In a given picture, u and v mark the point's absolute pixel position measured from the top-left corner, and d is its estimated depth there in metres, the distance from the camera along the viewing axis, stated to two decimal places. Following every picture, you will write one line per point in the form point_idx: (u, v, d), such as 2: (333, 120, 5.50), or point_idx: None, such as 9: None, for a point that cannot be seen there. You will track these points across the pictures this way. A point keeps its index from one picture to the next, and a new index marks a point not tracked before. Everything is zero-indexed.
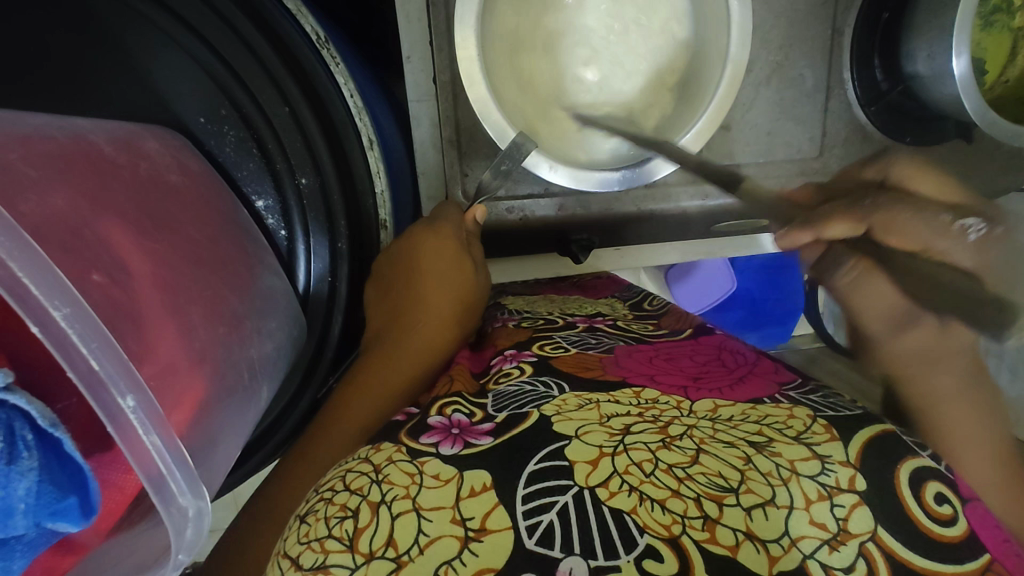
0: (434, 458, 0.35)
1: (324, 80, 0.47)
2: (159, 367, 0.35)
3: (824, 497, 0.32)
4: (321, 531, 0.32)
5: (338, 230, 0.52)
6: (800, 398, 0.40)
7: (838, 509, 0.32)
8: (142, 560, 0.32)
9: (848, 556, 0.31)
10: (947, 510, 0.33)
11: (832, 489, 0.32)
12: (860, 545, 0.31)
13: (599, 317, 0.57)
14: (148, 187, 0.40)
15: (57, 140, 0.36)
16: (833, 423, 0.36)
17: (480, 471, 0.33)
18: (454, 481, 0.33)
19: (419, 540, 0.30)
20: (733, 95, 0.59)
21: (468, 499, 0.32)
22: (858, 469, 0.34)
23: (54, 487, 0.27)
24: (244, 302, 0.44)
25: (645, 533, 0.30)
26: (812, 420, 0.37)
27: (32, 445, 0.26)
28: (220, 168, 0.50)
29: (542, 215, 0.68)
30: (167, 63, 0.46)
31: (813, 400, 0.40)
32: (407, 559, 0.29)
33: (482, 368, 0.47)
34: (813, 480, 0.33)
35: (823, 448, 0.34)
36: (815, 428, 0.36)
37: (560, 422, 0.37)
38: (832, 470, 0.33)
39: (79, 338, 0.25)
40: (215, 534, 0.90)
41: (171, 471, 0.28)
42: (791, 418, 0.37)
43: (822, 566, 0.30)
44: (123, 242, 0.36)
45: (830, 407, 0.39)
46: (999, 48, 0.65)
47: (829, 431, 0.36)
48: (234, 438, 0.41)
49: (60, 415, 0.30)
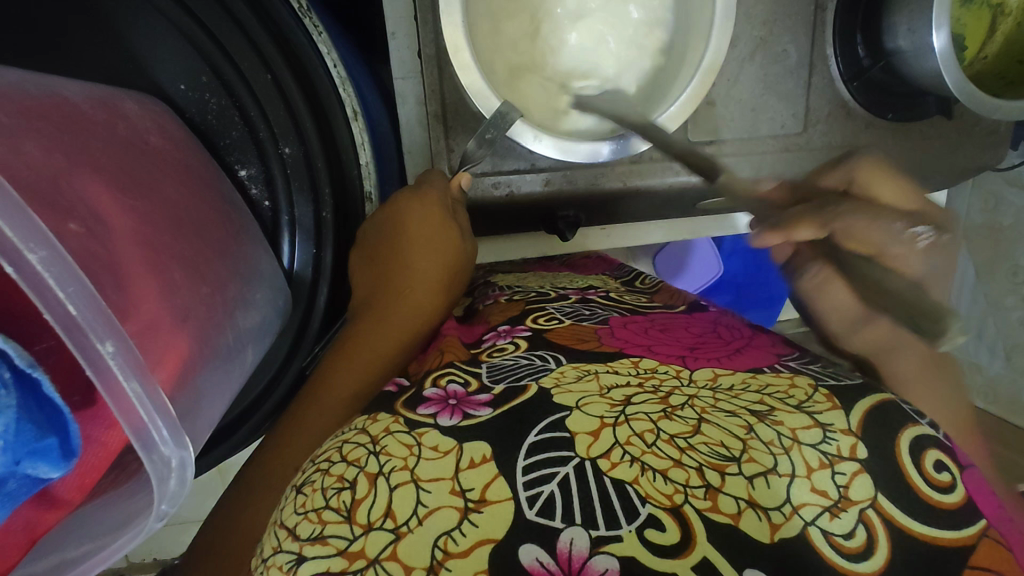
0: (432, 429, 0.35)
1: (306, 47, 0.46)
2: (142, 324, 0.35)
3: (825, 465, 0.32)
4: (318, 501, 0.31)
5: (322, 199, 0.51)
6: (800, 367, 0.40)
7: (840, 477, 0.32)
8: (127, 515, 0.32)
9: (848, 523, 0.31)
10: (946, 478, 0.33)
11: (833, 458, 0.32)
12: (860, 512, 0.31)
13: (591, 289, 0.57)
14: (126, 146, 0.40)
15: (36, 96, 0.36)
16: (834, 392, 0.36)
17: (481, 443, 0.33)
18: (454, 453, 0.33)
19: (418, 511, 0.30)
20: (708, 83, 0.60)
21: (468, 470, 0.32)
22: (859, 437, 0.33)
23: (33, 425, 0.27)
24: (228, 267, 0.44)
25: (646, 503, 0.30)
26: (813, 389, 0.37)
27: (9, 383, 0.27)
28: (202, 136, 0.49)
29: (529, 191, 0.66)
30: (147, 26, 0.45)
31: (813, 370, 0.40)
32: (406, 529, 0.29)
33: (474, 339, 0.47)
34: (815, 448, 0.33)
35: (825, 416, 0.34)
36: (817, 397, 0.36)
37: (560, 394, 0.36)
38: (834, 438, 0.33)
39: (55, 281, 0.25)
40: (196, 523, 0.90)
41: (153, 419, 0.28)
42: (792, 387, 0.37)
43: (823, 532, 0.30)
44: (102, 199, 0.36)
45: (830, 376, 0.39)
46: (979, 27, 0.66)
47: (831, 399, 0.36)
48: (217, 401, 0.41)
49: (39, 356, 0.30)
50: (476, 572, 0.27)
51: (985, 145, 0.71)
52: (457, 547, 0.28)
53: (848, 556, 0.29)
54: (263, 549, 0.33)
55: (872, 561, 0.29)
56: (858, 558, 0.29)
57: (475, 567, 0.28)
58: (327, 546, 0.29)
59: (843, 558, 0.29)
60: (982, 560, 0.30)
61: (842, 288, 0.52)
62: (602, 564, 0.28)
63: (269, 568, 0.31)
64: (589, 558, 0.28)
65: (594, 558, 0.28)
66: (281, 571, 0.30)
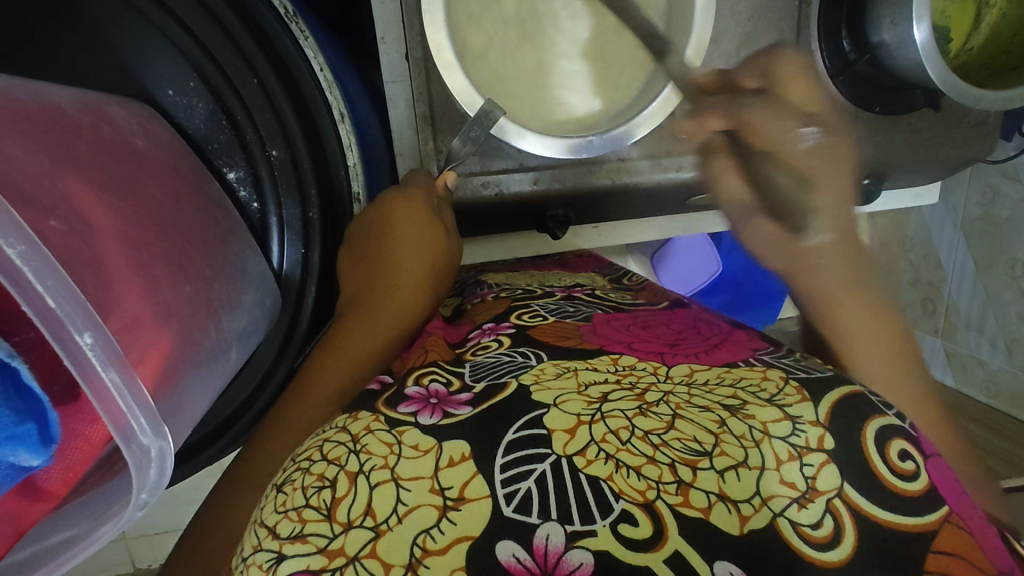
0: (413, 427, 0.35)
1: (292, 50, 0.47)
2: (125, 321, 0.36)
3: (794, 457, 0.32)
4: (298, 500, 0.32)
5: (309, 200, 0.52)
6: (774, 361, 0.41)
7: (808, 468, 0.32)
8: (108, 509, 0.33)
9: (816, 513, 0.31)
10: (910, 466, 0.33)
11: (802, 449, 0.33)
12: (827, 502, 0.31)
13: (578, 286, 0.58)
14: (114, 150, 0.41)
15: (23, 101, 0.37)
16: (804, 385, 0.37)
17: (459, 442, 0.34)
18: (433, 452, 0.33)
19: (397, 509, 0.30)
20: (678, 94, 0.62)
21: (447, 469, 0.32)
22: (828, 428, 0.34)
23: (12, 411, 0.29)
24: (213, 266, 0.45)
25: (620, 499, 0.30)
26: (784, 382, 0.37)
27: None
28: (190, 140, 0.50)
29: (517, 190, 0.66)
30: (131, 34, 0.46)
31: (785, 363, 0.40)
32: (385, 527, 0.30)
33: (459, 339, 0.47)
34: (785, 440, 0.33)
35: (795, 408, 0.35)
36: (788, 390, 0.36)
37: (539, 391, 0.37)
38: (803, 430, 0.33)
39: (34, 275, 0.27)
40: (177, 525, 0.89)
41: (132, 410, 0.29)
42: (764, 379, 0.38)
43: (792, 523, 0.30)
44: (87, 201, 0.38)
45: (802, 368, 0.39)
46: (963, 17, 0.66)
47: (801, 392, 0.36)
48: (201, 393, 0.42)
49: (20, 347, 0.32)
50: (453, 570, 0.28)
51: (974, 136, 0.71)
52: (436, 544, 0.29)
53: (816, 545, 0.30)
54: (244, 547, 0.33)
55: (840, 548, 0.30)
56: (826, 547, 0.30)
57: (451, 566, 0.28)
58: (307, 545, 0.29)
59: (812, 548, 0.30)
60: (947, 545, 0.30)
61: (735, 178, 0.59)
62: (576, 559, 0.28)
63: (249, 567, 0.31)
64: (564, 553, 0.28)
65: (570, 553, 0.28)
66: (261, 570, 0.30)
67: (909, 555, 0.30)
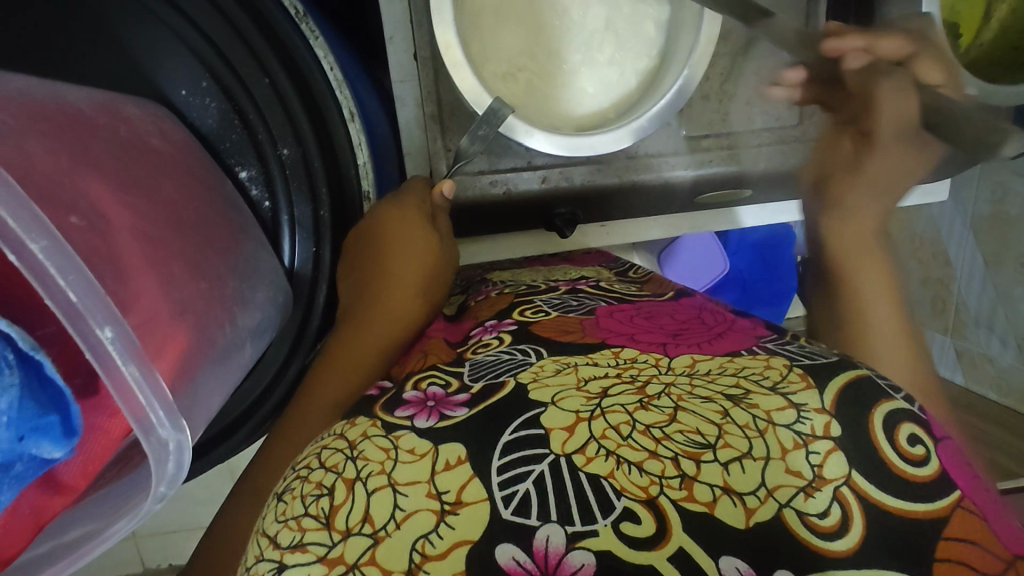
0: (409, 432, 0.35)
1: (302, 50, 0.48)
2: (143, 318, 0.37)
3: (800, 445, 0.32)
4: (297, 510, 0.32)
5: (320, 198, 0.52)
6: (777, 348, 0.41)
7: (814, 456, 0.32)
8: (127, 500, 0.34)
9: (822, 501, 0.31)
10: (919, 451, 0.33)
11: (808, 437, 0.33)
12: (834, 490, 0.31)
13: (582, 279, 0.58)
14: (129, 148, 0.42)
15: (40, 101, 0.38)
16: (809, 371, 0.37)
17: (455, 445, 0.34)
18: (429, 456, 0.33)
19: (395, 515, 0.30)
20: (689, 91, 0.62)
21: (443, 472, 0.32)
22: (834, 415, 0.34)
23: (35, 404, 0.29)
24: (226, 263, 0.45)
25: (622, 496, 0.30)
26: (788, 369, 0.37)
27: (14, 363, 0.29)
28: (203, 139, 0.50)
29: (525, 188, 0.66)
30: (144, 35, 0.47)
31: (790, 350, 0.40)
32: (384, 533, 0.30)
33: (460, 337, 0.48)
34: (790, 428, 0.33)
35: (800, 396, 0.35)
36: (792, 377, 0.36)
37: (536, 389, 0.37)
38: (809, 418, 0.33)
39: (56, 270, 0.27)
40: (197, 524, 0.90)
41: (152, 403, 0.29)
42: (767, 367, 0.38)
43: (798, 513, 0.30)
44: (105, 198, 0.38)
45: (807, 355, 0.39)
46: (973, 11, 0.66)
47: (806, 378, 0.36)
48: (217, 387, 0.43)
49: (42, 340, 0.32)
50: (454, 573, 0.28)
51: None
52: (434, 549, 0.29)
53: (822, 535, 0.30)
54: (248, 557, 0.34)
55: (847, 537, 0.30)
56: (834, 536, 0.30)
57: (452, 570, 0.28)
58: (308, 554, 0.30)
59: (817, 538, 0.30)
60: (955, 532, 0.30)
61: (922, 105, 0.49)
62: (577, 560, 0.28)
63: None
64: (566, 554, 0.28)
65: (570, 554, 0.28)
66: None
67: (917, 545, 0.30)
